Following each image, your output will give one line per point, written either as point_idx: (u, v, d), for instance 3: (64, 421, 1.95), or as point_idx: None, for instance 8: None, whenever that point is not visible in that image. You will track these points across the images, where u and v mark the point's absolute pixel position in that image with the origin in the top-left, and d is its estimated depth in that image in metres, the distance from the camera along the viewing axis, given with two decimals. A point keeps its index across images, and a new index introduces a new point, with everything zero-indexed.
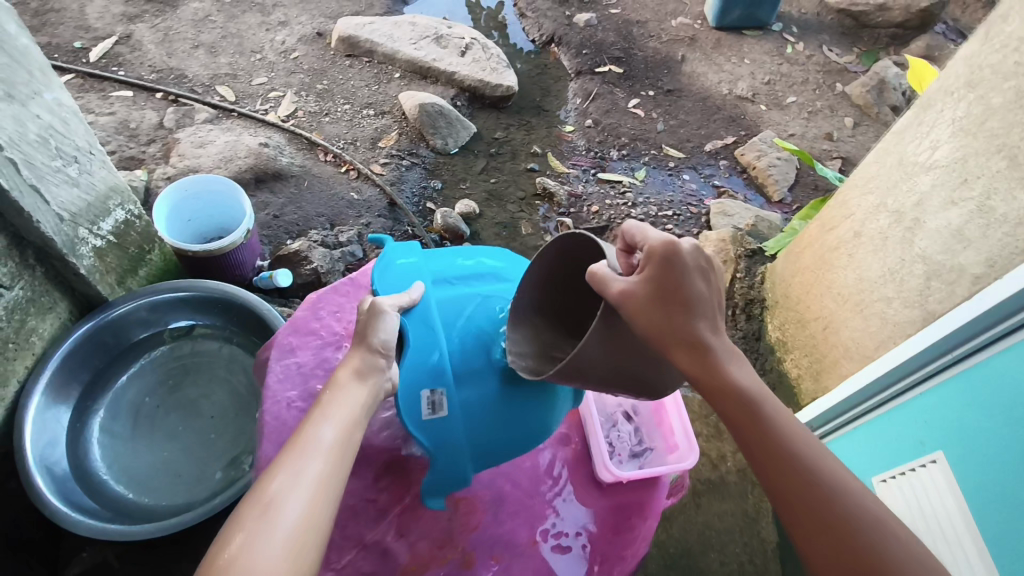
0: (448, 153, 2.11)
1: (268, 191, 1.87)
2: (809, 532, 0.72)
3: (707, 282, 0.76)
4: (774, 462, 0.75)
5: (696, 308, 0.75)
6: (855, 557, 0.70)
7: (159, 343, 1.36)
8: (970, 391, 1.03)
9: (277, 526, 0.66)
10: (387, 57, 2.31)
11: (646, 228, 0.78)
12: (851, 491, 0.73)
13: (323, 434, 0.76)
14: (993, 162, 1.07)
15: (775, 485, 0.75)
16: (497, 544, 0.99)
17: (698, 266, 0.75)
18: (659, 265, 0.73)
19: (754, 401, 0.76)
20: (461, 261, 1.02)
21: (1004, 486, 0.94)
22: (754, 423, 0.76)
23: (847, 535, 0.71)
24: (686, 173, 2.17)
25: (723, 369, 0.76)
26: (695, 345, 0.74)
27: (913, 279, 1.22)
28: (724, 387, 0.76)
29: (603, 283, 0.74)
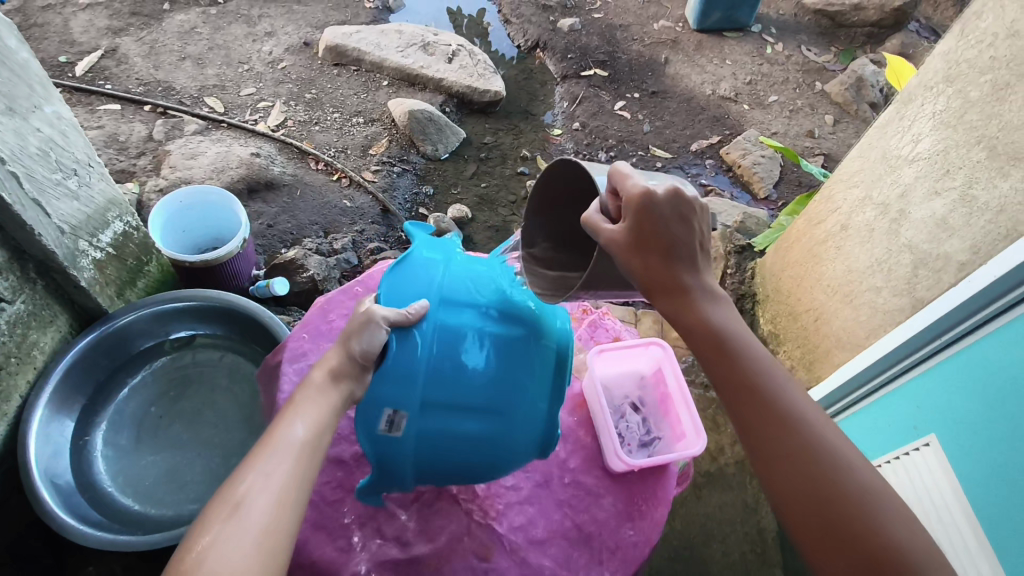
0: (439, 159, 2.13)
1: (261, 201, 1.87)
2: (774, 461, 0.76)
3: (687, 226, 0.75)
4: (744, 396, 0.78)
5: (674, 254, 0.75)
6: (815, 492, 0.73)
7: (160, 353, 1.36)
8: (959, 373, 1.07)
9: (242, 525, 0.65)
10: (374, 65, 2.32)
11: (628, 175, 0.76)
12: (817, 423, 0.76)
13: (292, 431, 0.74)
14: (973, 153, 1.11)
15: (744, 417, 0.78)
16: (514, 535, 1.00)
17: (676, 213, 0.74)
18: (636, 215, 0.72)
19: (728, 338, 0.79)
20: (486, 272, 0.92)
21: (1001, 463, 0.97)
22: (729, 364, 0.79)
23: (809, 468, 0.74)
24: (673, 172, 2.21)
25: (697, 308, 0.78)
26: (673, 287, 0.77)
27: (901, 268, 1.26)
28: (699, 323, 0.78)
29: (594, 229, 0.75)
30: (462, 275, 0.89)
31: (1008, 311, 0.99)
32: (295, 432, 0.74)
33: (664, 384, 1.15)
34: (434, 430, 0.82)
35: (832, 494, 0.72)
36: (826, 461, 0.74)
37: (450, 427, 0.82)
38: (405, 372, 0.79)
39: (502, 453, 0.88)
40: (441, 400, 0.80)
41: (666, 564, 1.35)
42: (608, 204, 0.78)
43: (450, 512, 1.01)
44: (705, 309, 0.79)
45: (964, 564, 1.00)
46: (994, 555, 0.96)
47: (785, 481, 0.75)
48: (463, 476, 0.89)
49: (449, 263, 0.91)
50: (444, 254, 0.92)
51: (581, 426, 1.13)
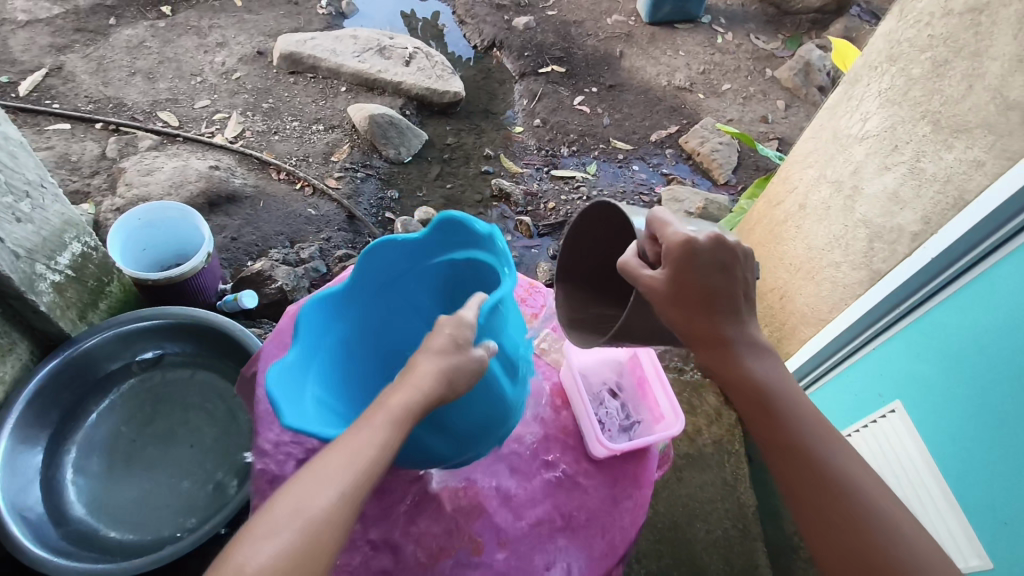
0: (402, 162, 2.13)
1: (223, 214, 1.84)
2: (823, 527, 0.75)
3: (727, 275, 0.76)
4: (790, 456, 0.78)
5: (717, 301, 0.76)
6: (860, 547, 0.73)
7: (128, 375, 1.33)
8: (918, 341, 1.12)
9: (285, 539, 0.63)
10: (331, 71, 2.30)
11: (670, 223, 0.77)
12: (871, 495, 0.75)
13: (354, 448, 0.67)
14: (919, 128, 1.16)
15: (790, 477, 0.78)
16: (502, 529, 0.91)
17: (717, 261, 0.74)
18: (677, 262, 0.73)
19: (776, 398, 0.80)
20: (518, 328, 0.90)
21: (964, 427, 1.01)
22: (774, 417, 0.79)
23: (854, 523, 0.74)
24: (635, 164, 2.25)
25: (742, 363, 0.79)
26: (713, 340, 0.78)
27: (858, 243, 1.31)
28: (742, 378, 0.80)
29: (631, 275, 0.76)
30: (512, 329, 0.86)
31: (960, 278, 1.04)
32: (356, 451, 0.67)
33: (641, 367, 1.11)
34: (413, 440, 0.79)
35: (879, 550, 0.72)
36: (878, 533, 0.73)
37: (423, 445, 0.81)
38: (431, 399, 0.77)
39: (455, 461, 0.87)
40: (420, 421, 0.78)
41: (653, 548, 1.37)
42: (648, 249, 0.79)
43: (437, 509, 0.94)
44: (747, 363, 0.80)
45: (934, 521, 1.07)
46: (963, 514, 1.01)
47: (832, 550, 0.75)
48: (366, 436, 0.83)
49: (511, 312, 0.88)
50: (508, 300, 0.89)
51: (562, 415, 1.05)
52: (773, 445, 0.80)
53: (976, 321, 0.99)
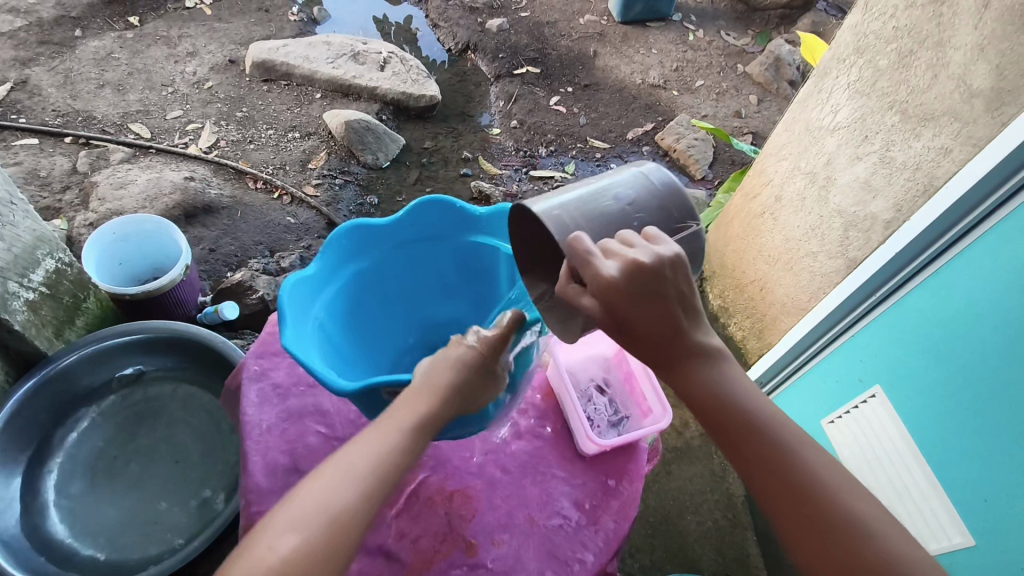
0: (380, 167, 2.12)
1: (200, 225, 1.82)
2: (796, 533, 0.73)
3: (661, 298, 0.69)
4: (754, 465, 0.74)
5: (654, 324, 0.71)
6: (834, 555, 0.71)
7: (108, 393, 1.30)
8: (893, 327, 1.14)
9: (313, 534, 0.65)
10: (305, 78, 2.29)
11: (586, 249, 0.67)
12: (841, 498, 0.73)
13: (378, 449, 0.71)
14: (887, 118, 1.19)
15: (759, 489, 0.75)
16: (496, 527, 0.89)
17: (643, 292, 0.68)
18: (604, 302, 0.68)
19: (731, 406, 0.75)
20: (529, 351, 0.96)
21: (943, 408, 1.03)
22: (737, 430, 0.75)
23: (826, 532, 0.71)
24: (613, 162, 2.27)
25: (693, 372, 0.75)
26: (665, 355, 0.74)
27: (834, 232, 1.33)
28: (695, 390, 0.75)
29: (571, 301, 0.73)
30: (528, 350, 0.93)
31: (932, 263, 1.07)
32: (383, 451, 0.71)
33: (628, 363, 1.10)
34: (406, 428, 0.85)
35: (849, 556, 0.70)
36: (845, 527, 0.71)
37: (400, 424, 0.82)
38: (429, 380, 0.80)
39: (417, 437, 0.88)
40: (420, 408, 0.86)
41: (645, 542, 1.38)
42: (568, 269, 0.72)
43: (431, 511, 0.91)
44: (696, 370, 0.75)
45: (917, 501, 1.09)
46: (945, 493, 1.04)
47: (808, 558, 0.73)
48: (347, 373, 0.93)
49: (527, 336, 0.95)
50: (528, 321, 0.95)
51: (551, 413, 1.03)
52: (734, 455, 0.76)
53: (949, 304, 1.02)
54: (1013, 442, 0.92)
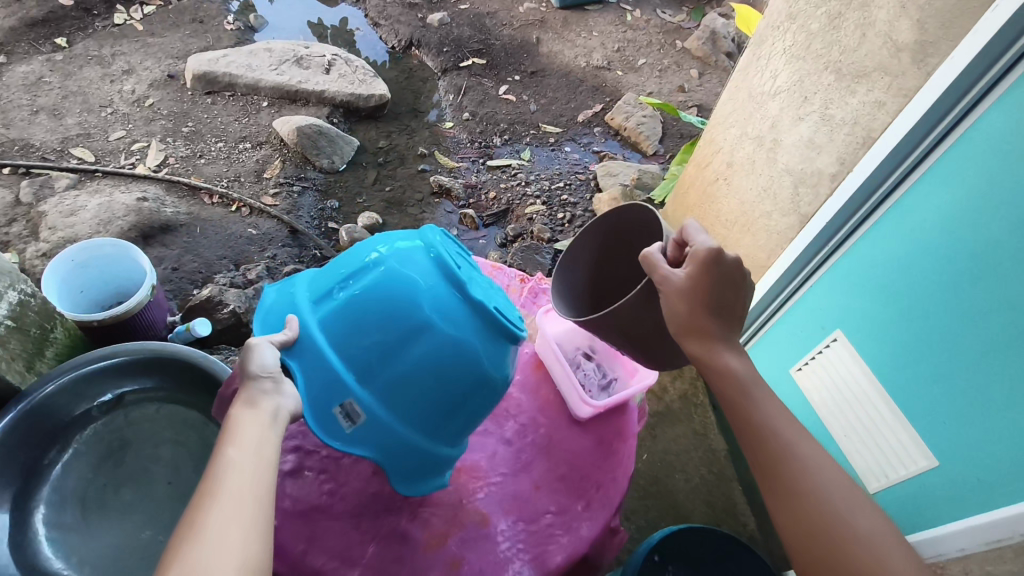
0: (337, 170, 2.11)
1: (160, 245, 1.78)
2: (777, 500, 0.82)
3: (736, 292, 0.85)
4: (759, 440, 0.84)
5: (719, 311, 0.85)
6: (815, 523, 0.79)
7: (89, 422, 1.26)
8: (850, 276, 1.23)
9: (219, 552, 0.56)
10: (249, 87, 2.25)
11: (702, 233, 0.87)
12: (829, 483, 0.81)
13: (221, 459, 0.63)
14: (824, 78, 1.26)
15: (760, 459, 0.84)
16: (505, 497, 0.92)
17: (731, 279, 0.84)
18: (701, 266, 0.82)
19: (747, 389, 0.85)
20: (344, 259, 0.83)
21: (896, 343, 1.12)
22: (745, 407, 0.85)
23: (811, 504, 0.80)
24: (567, 145, 2.31)
25: (722, 358, 0.86)
26: (700, 330, 0.85)
27: (785, 191, 1.40)
28: (722, 374, 0.86)
29: (652, 266, 0.86)
30: (325, 276, 0.82)
31: (877, 211, 1.16)
32: (236, 456, 0.64)
33: None
34: (383, 381, 0.76)
35: (828, 529, 0.79)
36: (819, 508, 0.80)
37: (402, 368, 0.76)
38: (317, 362, 0.75)
39: (487, 378, 0.81)
40: (368, 363, 0.75)
41: (640, 503, 1.43)
42: (669, 246, 0.90)
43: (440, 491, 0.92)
44: (725, 356, 0.86)
45: (884, 432, 1.16)
46: (909, 424, 1.10)
47: (790, 522, 0.81)
48: (449, 420, 0.82)
49: (311, 281, 0.84)
50: (303, 280, 0.85)
51: (543, 384, 1.06)
52: (745, 430, 0.85)
53: (898, 247, 1.11)
54: (972, 364, 0.99)
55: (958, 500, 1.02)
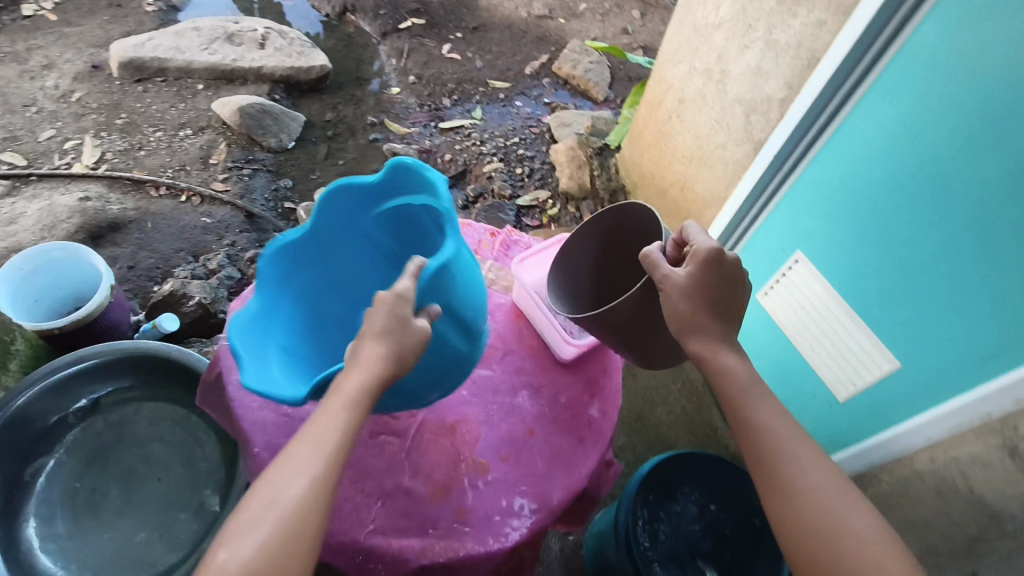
0: (287, 149, 2.05)
1: (111, 244, 1.73)
2: (772, 500, 0.74)
3: (733, 293, 0.82)
4: (754, 437, 0.77)
5: (720, 310, 0.81)
6: (814, 524, 0.70)
7: (67, 429, 1.24)
8: (807, 199, 1.27)
9: (267, 531, 0.63)
10: (182, 70, 2.15)
11: (703, 233, 0.84)
12: (831, 486, 0.72)
13: (313, 425, 0.69)
14: (765, 4, 1.26)
15: (754, 457, 0.77)
16: (500, 444, 0.94)
17: (727, 280, 0.81)
18: (700, 264, 0.79)
19: (742, 389, 0.80)
20: (477, 279, 0.85)
21: (854, 260, 1.17)
22: (739, 405, 0.79)
23: (809, 504, 0.71)
24: (518, 99, 2.28)
25: (721, 357, 0.80)
26: (700, 326, 0.80)
27: (737, 121, 1.42)
28: (716, 372, 0.80)
29: (653, 266, 0.81)
30: (469, 278, 0.82)
31: (824, 133, 1.19)
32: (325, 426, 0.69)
33: None
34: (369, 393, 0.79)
35: (829, 531, 0.70)
36: (817, 509, 0.71)
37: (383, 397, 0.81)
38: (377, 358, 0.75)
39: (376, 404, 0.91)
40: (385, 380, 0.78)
41: (627, 440, 1.48)
42: (669, 246, 0.87)
43: (438, 446, 0.93)
44: (724, 354, 0.81)
45: (851, 346, 1.21)
46: (874, 334, 1.16)
47: (786, 524, 0.72)
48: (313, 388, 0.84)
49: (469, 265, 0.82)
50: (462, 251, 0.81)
51: (525, 333, 1.07)
52: (741, 431, 0.79)
53: (847, 166, 1.15)
54: (929, 269, 1.03)
55: (919, 399, 1.10)
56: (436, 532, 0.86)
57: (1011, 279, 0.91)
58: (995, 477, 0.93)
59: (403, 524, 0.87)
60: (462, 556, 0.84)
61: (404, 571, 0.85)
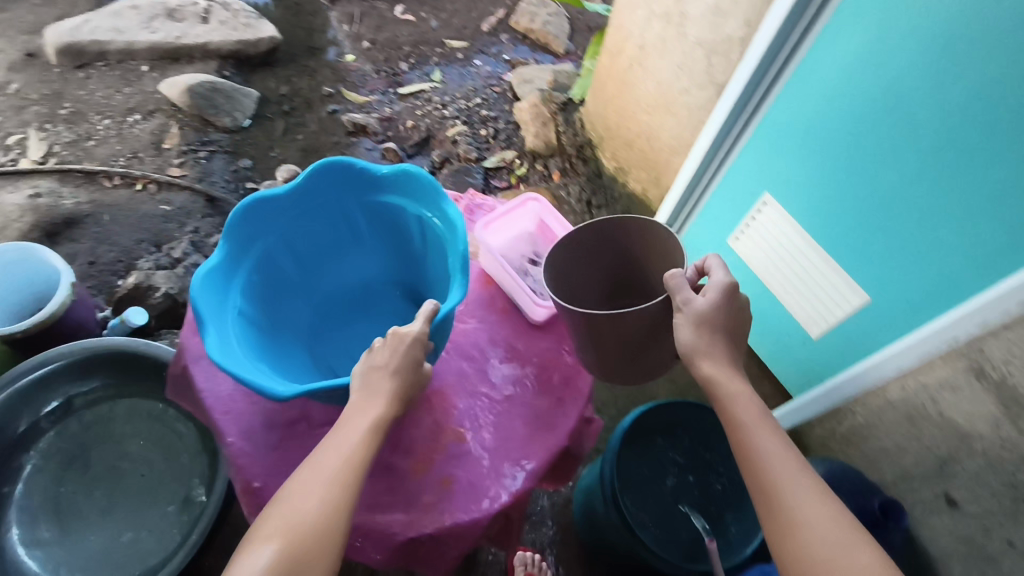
0: (242, 127, 1.98)
1: (69, 241, 1.67)
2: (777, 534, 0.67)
3: (737, 333, 0.80)
4: (758, 464, 0.71)
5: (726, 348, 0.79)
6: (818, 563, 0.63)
7: (40, 434, 1.21)
8: (771, 139, 1.25)
9: (286, 537, 0.65)
10: (123, 52, 2.05)
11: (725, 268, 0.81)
12: (840, 526, 0.65)
13: (345, 432, 0.73)
14: None
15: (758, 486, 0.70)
16: (478, 412, 0.94)
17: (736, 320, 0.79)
18: (722, 302, 0.77)
19: (750, 416, 0.74)
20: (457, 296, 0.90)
21: (821, 199, 1.17)
22: (743, 432, 0.73)
23: (815, 541, 0.64)
24: (477, 58, 2.22)
25: (728, 382, 0.75)
26: (710, 352, 0.76)
27: (699, 64, 1.39)
28: (721, 396, 0.75)
29: (677, 290, 0.77)
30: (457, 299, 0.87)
31: (786, 71, 1.17)
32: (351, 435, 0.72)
33: (551, 230, 1.16)
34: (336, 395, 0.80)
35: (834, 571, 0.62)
36: (823, 549, 0.64)
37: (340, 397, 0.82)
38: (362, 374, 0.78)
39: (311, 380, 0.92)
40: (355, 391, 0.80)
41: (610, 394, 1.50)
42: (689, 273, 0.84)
43: (417, 418, 0.93)
44: (734, 380, 0.76)
45: (825, 284, 1.23)
46: (844, 272, 1.18)
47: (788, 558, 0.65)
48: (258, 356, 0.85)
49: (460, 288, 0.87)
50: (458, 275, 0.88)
51: (496, 299, 1.06)
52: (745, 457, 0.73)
53: (810, 105, 1.14)
54: (900, 206, 1.04)
55: (893, 325, 1.13)
56: (420, 506, 0.86)
57: (1003, 178, 0.88)
58: (965, 401, 0.95)
59: (386, 501, 0.86)
60: (449, 525, 0.84)
61: (392, 545, 0.85)
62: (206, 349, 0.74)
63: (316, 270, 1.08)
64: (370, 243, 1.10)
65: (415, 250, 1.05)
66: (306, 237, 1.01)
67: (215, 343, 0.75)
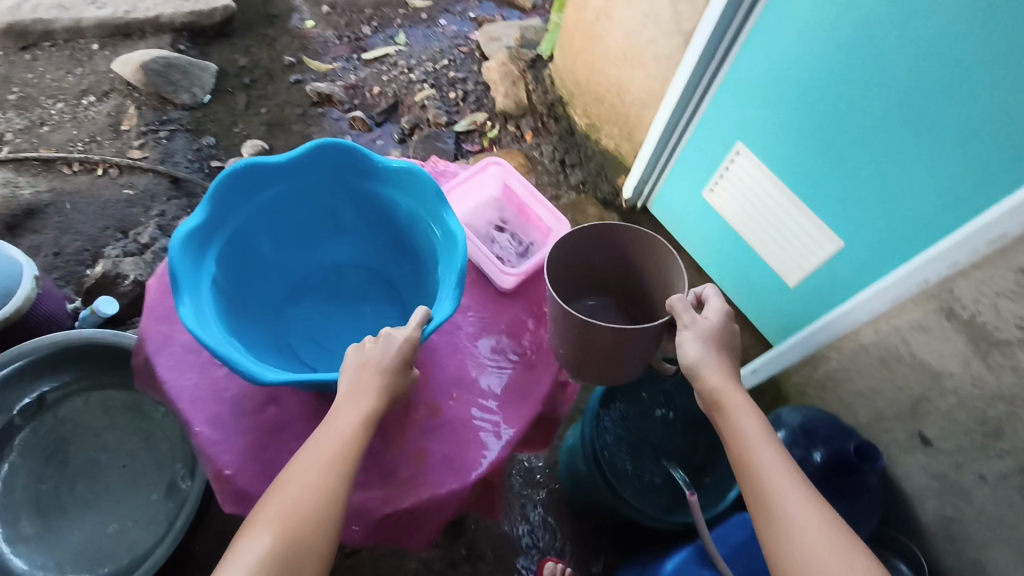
0: (203, 104, 1.91)
1: (31, 232, 1.62)
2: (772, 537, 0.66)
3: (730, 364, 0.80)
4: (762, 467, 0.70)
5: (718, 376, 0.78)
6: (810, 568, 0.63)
7: (15, 432, 1.19)
8: (741, 85, 1.22)
9: (283, 529, 0.65)
10: (71, 31, 1.96)
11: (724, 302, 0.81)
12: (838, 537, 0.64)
13: (334, 427, 0.72)
14: None
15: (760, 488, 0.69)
16: (451, 383, 0.93)
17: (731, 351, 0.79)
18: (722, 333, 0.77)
19: (759, 423, 0.73)
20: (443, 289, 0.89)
21: (795, 145, 1.15)
22: (750, 433, 0.72)
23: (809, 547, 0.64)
24: (442, 18, 2.14)
25: (737, 392, 0.74)
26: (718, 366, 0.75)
27: (665, 11, 1.34)
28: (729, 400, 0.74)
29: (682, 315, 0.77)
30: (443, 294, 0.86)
31: (753, 14, 1.13)
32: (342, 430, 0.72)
33: (516, 195, 1.14)
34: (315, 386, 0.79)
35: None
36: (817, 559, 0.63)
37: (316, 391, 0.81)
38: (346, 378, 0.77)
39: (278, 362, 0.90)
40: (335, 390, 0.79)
41: None
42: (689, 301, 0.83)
43: None
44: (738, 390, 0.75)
45: (801, 232, 1.22)
46: (817, 218, 1.17)
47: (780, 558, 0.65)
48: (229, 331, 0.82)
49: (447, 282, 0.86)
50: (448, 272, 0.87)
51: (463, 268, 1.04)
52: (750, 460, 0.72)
53: (779, 47, 1.10)
54: (875, 149, 1.02)
55: (866, 268, 1.12)
56: (396, 481, 0.85)
57: (998, 95, 0.83)
58: (936, 341, 0.95)
59: (361, 479, 0.85)
60: (428, 499, 0.84)
61: (371, 521, 0.84)
62: (181, 317, 0.73)
63: (295, 249, 1.05)
64: (352, 231, 1.08)
65: (401, 241, 1.03)
66: (291, 214, 0.99)
67: (191, 316, 0.73)
